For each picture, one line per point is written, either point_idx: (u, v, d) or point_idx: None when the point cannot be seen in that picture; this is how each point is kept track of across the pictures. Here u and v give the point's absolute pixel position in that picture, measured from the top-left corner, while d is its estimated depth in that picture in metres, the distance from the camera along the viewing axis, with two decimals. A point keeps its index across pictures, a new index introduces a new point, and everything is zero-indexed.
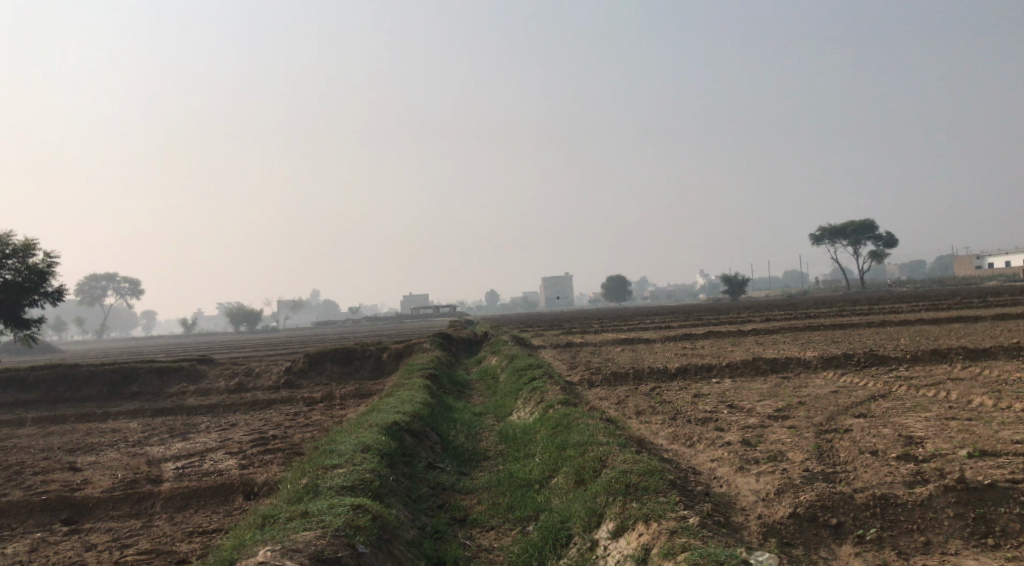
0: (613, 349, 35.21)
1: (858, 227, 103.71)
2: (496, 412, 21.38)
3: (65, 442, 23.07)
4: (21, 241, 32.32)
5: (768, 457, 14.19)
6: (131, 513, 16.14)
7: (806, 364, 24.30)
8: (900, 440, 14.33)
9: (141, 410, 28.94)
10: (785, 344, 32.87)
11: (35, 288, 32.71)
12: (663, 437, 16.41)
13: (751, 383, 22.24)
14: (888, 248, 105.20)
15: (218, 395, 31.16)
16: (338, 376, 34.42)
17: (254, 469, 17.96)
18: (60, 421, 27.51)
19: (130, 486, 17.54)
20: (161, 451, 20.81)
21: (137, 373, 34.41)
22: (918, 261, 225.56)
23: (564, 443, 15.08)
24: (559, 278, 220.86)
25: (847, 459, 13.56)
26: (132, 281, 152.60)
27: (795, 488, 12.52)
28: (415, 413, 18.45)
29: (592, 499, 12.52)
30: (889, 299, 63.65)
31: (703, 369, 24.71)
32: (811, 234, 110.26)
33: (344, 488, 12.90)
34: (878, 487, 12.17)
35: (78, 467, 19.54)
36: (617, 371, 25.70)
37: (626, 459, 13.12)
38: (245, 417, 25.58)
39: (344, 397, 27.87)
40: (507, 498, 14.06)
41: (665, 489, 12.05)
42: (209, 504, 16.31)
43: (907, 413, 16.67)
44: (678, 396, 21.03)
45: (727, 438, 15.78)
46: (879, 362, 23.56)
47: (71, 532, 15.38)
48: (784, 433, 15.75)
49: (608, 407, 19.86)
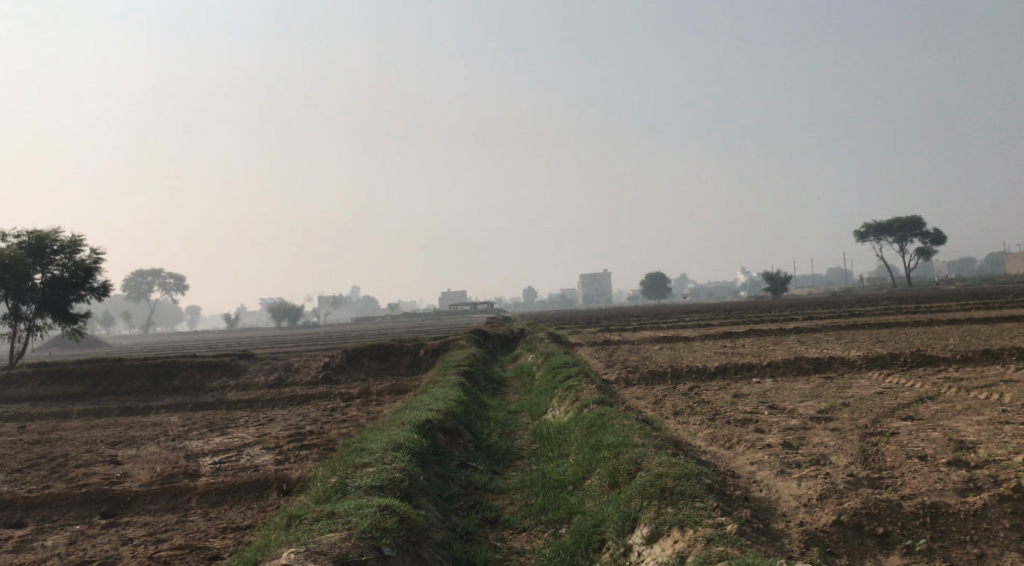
0: (652, 347, 34.77)
1: (905, 223, 101.66)
2: (531, 410, 21.12)
3: (108, 435, 23.27)
4: (68, 237, 32.61)
5: (811, 461, 13.75)
6: (168, 507, 16.14)
7: (850, 364, 23.69)
8: (951, 445, 13.81)
9: (182, 404, 29.13)
10: (828, 343, 32.17)
11: (81, 283, 33.04)
12: (701, 438, 16.02)
13: (793, 383, 21.72)
14: (937, 245, 102.97)
15: (257, 390, 31.29)
16: (375, 372, 34.42)
17: (290, 464, 17.88)
18: (103, 414, 27.81)
19: (168, 480, 17.56)
20: (200, 446, 20.86)
21: (179, 367, 34.69)
22: (966, 259, 220.89)
23: (598, 444, 14.76)
24: (598, 275, 219.81)
25: (893, 464, 13.07)
26: (177, 277, 154.76)
27: (839, 494, 12.08)
28: (449, 411, 18.25)
29: (626, 503, 12.19)
30: (936, 297, 62.27)
31: (743, 369, 24.22)
32: (855, 230, 108.35)
33: (373, 488, 12.71)
34: (928, 494, 11.68)
35: (119, 460, 19.65)
36: (655, 370, 25.30)
37: (662, 462, 12.77)
38: (284, 412, 25.64)
39: (381, 393, 27.79)
40: (540, 499, 13.78)
41: (702, 494, 11.68)
42: (244, 499, 16.25)
43: (957, 416, 16.09)
44: (718, 396, 20.59)
45: (767, 440, 15.35)
46: (926, 362, 22.89)
47: (109, 525, 15.41)
48: (827, 436, 15.28)
49: (645, 407, 19.50)
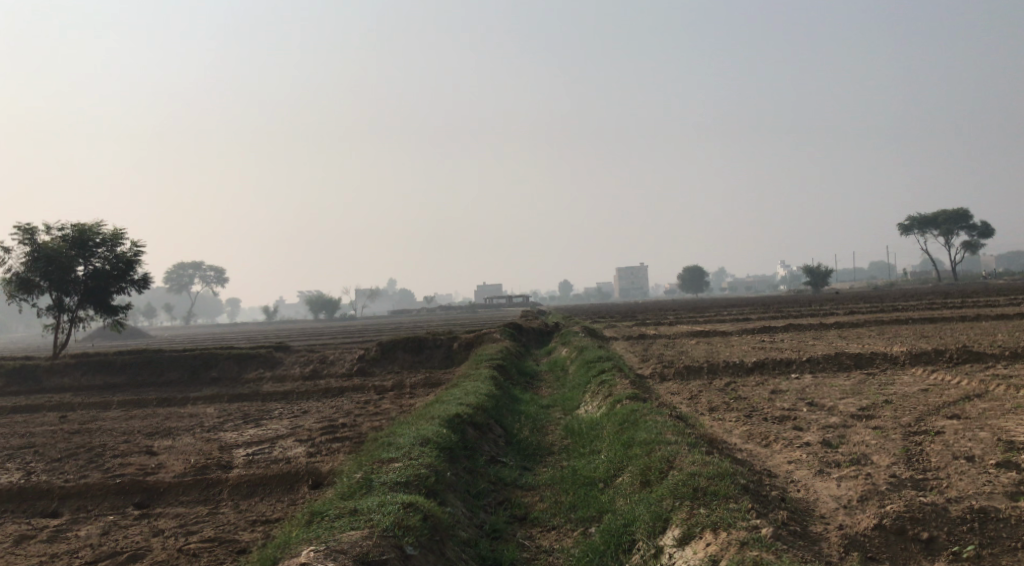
0: (689, 342, 34.28)
1: (950, 215, 99.52)
2: (564, 405, 20.82)
3: (146, 425, 23.38)
4: (109, 230, 32.86)
5: (851, 460, 13.28)
6: (200, 499, 16.09)
7: (893, 360, 23.05)
8: (999, 446, 13.26)
9: (218, 395, 29.24)
10: (870, 338, 31.42)
11: (122, 276, 33.29)
12: (737, 435, 15.60)
13: (833, 380, 21.15)
14: (983, 238, 100.76)
15: (292, 382, 31.36)
16: (410, 365, 34.34)
17: (321, 457, 17.77)
18: (141, 405, 28.00)
19: (201, 472, 17.52)
20: (235, 437, 20.85)
21: (217, 358, 34.87)
22: (1013, 253, 216.14)
23: (631, 441, 14.42)
24: (635, 269, 218.57)
25: (938, 465, 12.57)
26: (217, 270, 156.47)
27: (880, 496, 11.63)
28: (480, 405, 18.00)
29: (657, 503, 11.85)
30: (983, 291, 60.80)
31: (782, 364, 23.69)
32: (899, 223, 106.31)
33: (398, 484, 12.50)
34: (975, 498, 11.20)
35: (154, 451, 19.68)
36: (691, 364, 24.84)
37: (695, 461, 12.39)
38: (318, 404, 25.60)
39: (415, 386, 27.65)
40: (570, 496, 13.49)
41: (736, 495, 11.29)
42: (275, 492, 16.15)
43: (1006, 415, 15.51)
44: (755, 392, 20.11)
45: (806, 438, 14.90)
46: (972, 358, 22.20)
47: (142, 516, 15.39)
48: (868, 435, 14.77)
49: (680, 403, 19.10)
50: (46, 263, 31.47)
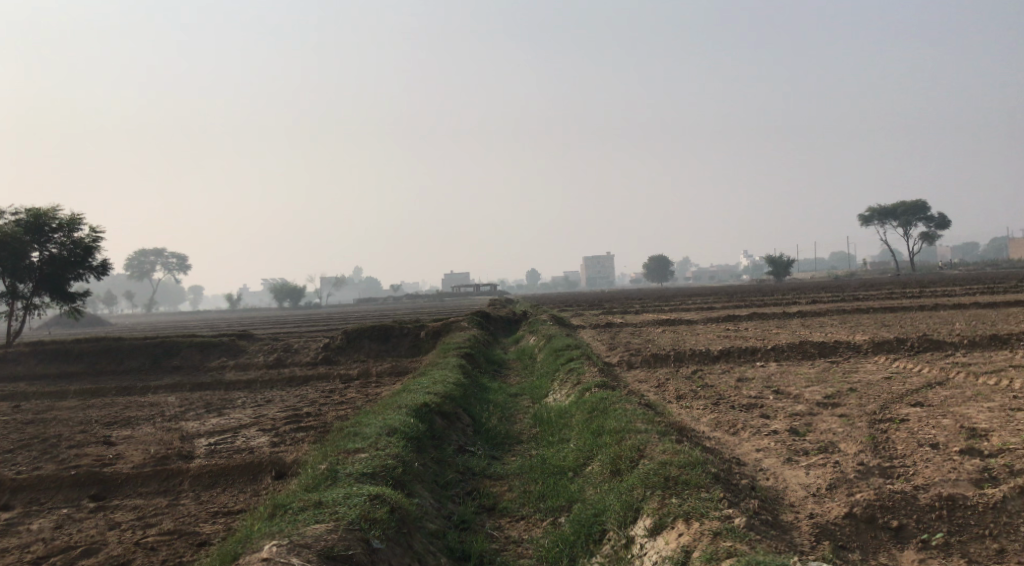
0: (654, 330, 34.36)
1: (909, 207, 100.95)
2: (532, 393, 20.70)
3: (104, 415, 22.86)
4: (66, 215, 32.12)
5: (819, 449, 13.28)
6: (159, 490, 15.73)
7: (856, 348, 23.22)
8: (963, 433, 13.34)
9: (180, 384, 28.70)
10: (833, 327, 31.71)
11: (80, 262, 32.56)
12: (705, 423, 15.57)
13: (798, 368, 21.24)
14: (941, 230, 102.40)
15: (256, 370, 30.91)
16: (376, 353, 34.01)
17: (286, 447, 17.47)
18: (99, 394, 27.41)
19: (161, 462, 17.15)
20: (197, 426, 20.45)
21: (178, 347, 34.27)
22: (969, 245, 220.24)
23: (600, 429, 14.31)
24: (601, 258, 219.25)
25: (905, 453, 12.60)
26: (180, 257, 154.39)
27: (849, 484, 11.63)
28: (447, 394, 17.79)
29: (628, 492, 11.76)
30: (942, 282, 61.81)
31: (748, 352, 23.76)
32: (859, 214, 107.60)
33: (364, 475, 12.27)
34: (942, 485, 11.24)
35: (112, 441, 19.23)
36: (658, 353, 24.81)
37: (665, 450, 12.30)
38: (282, 393, 25.22)
39: (381, 375, 27.38)
40: (539, 486, 13.35)
41: (708, 484, 11.23)
42: (237, 483, 15.82)
43: (968, 402, 15.65)
44: (722, 380, 20.14)
45: (773, 426, 14.90)
46: (933, 347, 22.44)
47: (98, 509, 15.01)
48: (835, 422, 14.81)
49: (648, 391, 19.06)
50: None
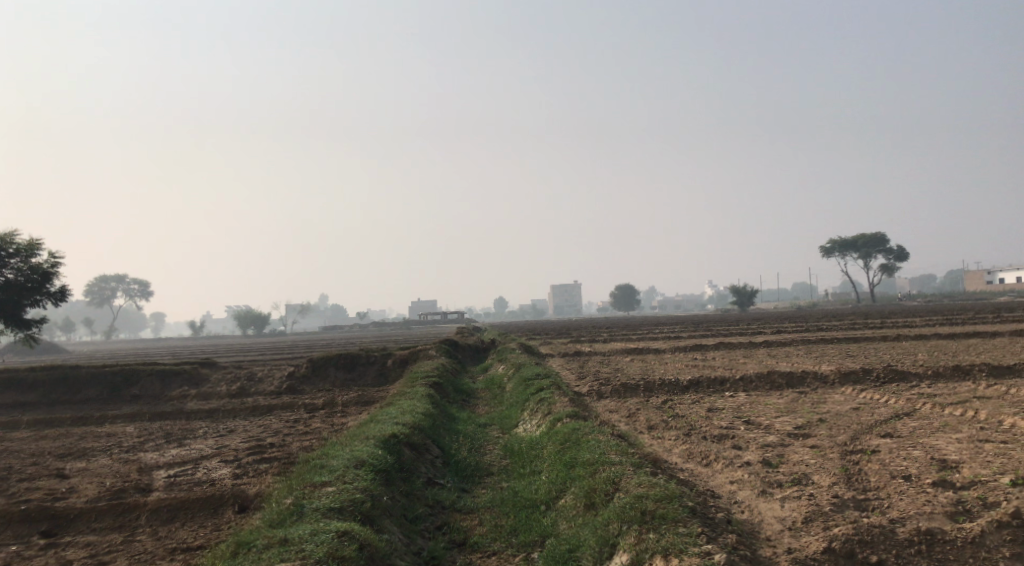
0: (622, 359, 34.25)
1: (869, 239, 102.43)
2: (501, 424, 20.41)
3: (58, 446, 22.18)
4: (24, 240, 31.42)
5: (792, 481, 13.13)
6: (114, 526, 15.20)
7: (823, 379, 23.24)
8: (934, 464, 13.31)
9: (138, 414, 28.00)
10: (798, 357, 31.82)
11: (37, 288, 31.82)
12: (677, 455, 15.39)
13: (766, 398, 21.16)
14: (900, 261, 103.97)
15: (219, 400, 30.28)
16: (341, 382, 33.48)
17: (248, 479, 17.01)
18: (55, 425, 26.64)
19: (117, 496, 16.60)
20: (155, 458, 19.89)
21: (138, 376, 33.51)
22: (927, 276, 224.07)
23: (573, 461, 14.07)
24: (567, 286, 219.67)
25: (879, 485, 12.50)
26: (141, 284, 152.14)
27: (825, 518, 11.49)
28: (415, 424, 17.46)
29: (603, 527, 11.54)
30: (902, 312, 62.52)
31: (716, 383, 23.69)
32: (821, 245, 108.90)
33: (332, 511, 11.92)
34: (918, 519, 11.15)
35: (66, 474, 18.61)
36: (627, 382, 24.64)
37: (640, 483, 12.09)
38: (245, 422, 24.68)
39: (346, 404, 26.92)
40: (510, 520, 13.08)
41: (684, 519, 11.04)
42: (197, 517, 15.34)
43: (937, 433, 15.67)
44: (692, 410, 20.01)
45: (745, 457, 14.77)
46: (898, 377, 22.53)
47: (49, 546, 14.45)
48: (807, 453, 14.71)
49: (618, 421, 18.88)
50: None
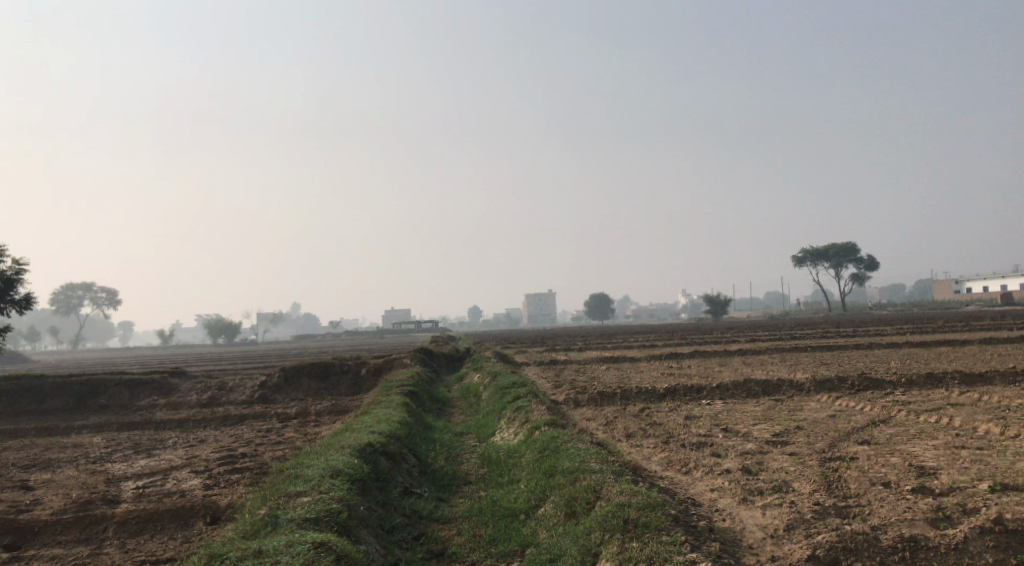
0: (598, 367, 34.13)
1: (840, 249, 103.45)
2: (477, 432, 20.19)
3: (23, 457, 21.65)
4: None
5: (773, 488, 13.02)
6: (80, 538, 14.79)
7: (798, 387, 23.24)
8: (912, 471, 13.28)
9: (106, 424, 27.45)
10: (773, 366, 31.86)
11: (2, 296, 31.14)
12: (656, 463, 15.27)
13: (743, 406, 21.10)
14: (870, 271, 104.98)
15: (189, 409, 29.78)
16: (315, 391, 33.06)
17: (219, 490, 16.66)
18: (20, 435, 26.04)
19: (84, 508, 16.18)
20: (123, 469, 19.45)
21: (106, 385, 32.89)
22: (896, 286, 226.75)
23: (552, 470, 13.90)
24: (541, 296, 219.79)
25: (859, 492, 12.43)
26: (110, 292, 150.15)
27: (807, 525, 11.41)
28: (391, 433, 17.20)
29: (585, 536, 11.39)
30: (873, 321, 63.03)
31: (693, 391, 23.62)
32: (793, 255, 109.75)
33: (307, 521, 11.66)
34: (899, 525, 11.10)
35: (31, 486, 18.13)
36: (604, 390, 24.49)
37: (622, 491, 11.93)
38: (216, 433, 24.25)
39: (320, 414, 26.52)
40: (488, 529, 12.86)
41: (668, 527, 10.91)
42: (167, 529, 14.97)
43: (913, 440, 15.66)
44: (670, 418, 19.92)
45: (725, 465, 14.66)
46: (873, 385, 22.58)
47: (12, 560, 14.03)
48: (786, 461, 14.63)
49: (596, 429, 18.75)
50: None
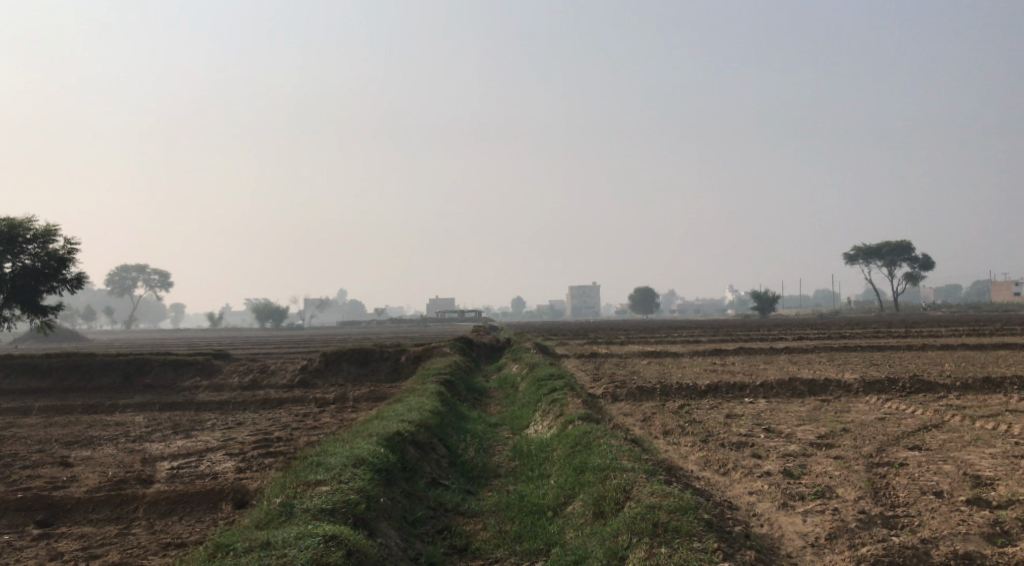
0: (640, 362, 33.45)
1: (894, 247, 100.97)
2: (511, 424, 19.76)
3: (65, 433, 21.74)
4: (42, 226, 31.05)
5: (815, 493, 12.36)
6: (111, 518, 14.66)
7: (846, 387, 22.38)
8: (967, 480, 12.52)
9: (149, 403, 27.59)
10: (821, 365, 30.96)
11: (54, 275, 31.42)
12: (693, 462, 14.67)
13: (788, 405, 20.37)
14: (924, 271, 102.33)
15: (230, 392, 29.79)
16: (354, 377, 32.93)
17: (251, 474, 16.45)
18: (65, 412, 26.24)
19: (117, 486, 16.07)
20: (161, 449, 19.37)
21: (151, 365, 33.08)
22: (951, 287, 221.40)
23: (583, 466, 13.40)
24: (586, 288, 218.51)
25: (908, 501, 11.70)
26: (163, 274, 152.58)
27: (851, 534, 10.78)
28: (421, 422, 16.80)
29: (612, 538, 10.87)
30: (927, 322, 61.25)
31: (736, 389, 22.91)
32: (844, 253, 107.45)
33: (323, 512, 11.32)
34: (953, 540, 10.42)
35: (70, 462, 18.11)
36: (643, 385, 23.88)
37: (653, 492, 11.38)
38: (254, 415, 24.13)
39: (357, 400, 26.28)
40: (515, 526, 12.41)
41: (700, 532, 10.35)
42: (195, 512, 14.77)
43: (969, 447, 14.83)
44: (711, 415, 19.24)
45: (766, 467, 14.01)
46: (925, 388, 21.66)
47: (42, 536, 13.93)
48: (830, 465, 13.93)
49: (633, 425, 18.18)
50: None
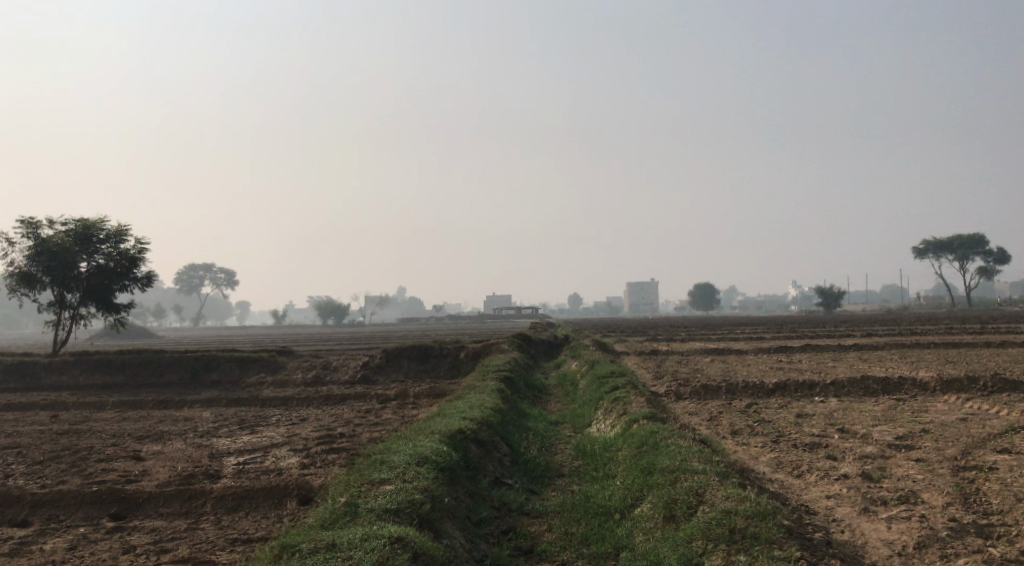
0: (702, 359, 32.84)
1: (967, 241, 97.73)
2: (573, 422, 19.44)
3: (137, 428, 22.07)
4: (113, 226, 31.58)
5: (899, 498, 11.77)
6: (180, 512, 14.72)
7: (923, 386, 21.52)
8: None
9: (216, 399, 27.93)
10: (893, 362, 29.99)
11: (126, 274, 31.95)
12: (765, 464, 14.15)
13: (861, 405, 19.62)
14: (1000, 265, 98.88)
15: (294, 387, 30.04)
16: (415, 374, 32.93)
17: (315, 470, 16.43)
18: (136, 407, 26.70)
19: (186, 481, 16.17)
20: (228, 444, 19.49)
21: (219, 361, 33.54)
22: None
23: (651, 467, 13.00)
24: (645, 284, 215.61)
25: (1001, 509, 11.06)
26: (228, 273, 155.61)
27: (942, 544, 10.23)
28: (483, 420, 16.56)
29: (685, 543, 10.46)
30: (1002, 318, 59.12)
31: (805, 387, 22.21)
32: (913, 246, 104.52)
33: (388, 512, 11.13)
34: None
35: (141, 456, 18.31)
36: (709, 383, 23.31)
37: (728, 496, 10.95)
38: (317, 411, 24.22)
39: (418, 396, 26.22)
40: (582, 528, 12.09)
41: (780, 540, 9.92)
42: (261, 508, 14.75)
43: None
44: (781, 415, 18.62)
45: (842, 470, 13.43)
46: (1008, 387, 20.71)
47: (115, 529, 14.05)
48: (912, 468, 13.29)
49: (699, 425, 17.71)
50: (49, 258, 30.33)
